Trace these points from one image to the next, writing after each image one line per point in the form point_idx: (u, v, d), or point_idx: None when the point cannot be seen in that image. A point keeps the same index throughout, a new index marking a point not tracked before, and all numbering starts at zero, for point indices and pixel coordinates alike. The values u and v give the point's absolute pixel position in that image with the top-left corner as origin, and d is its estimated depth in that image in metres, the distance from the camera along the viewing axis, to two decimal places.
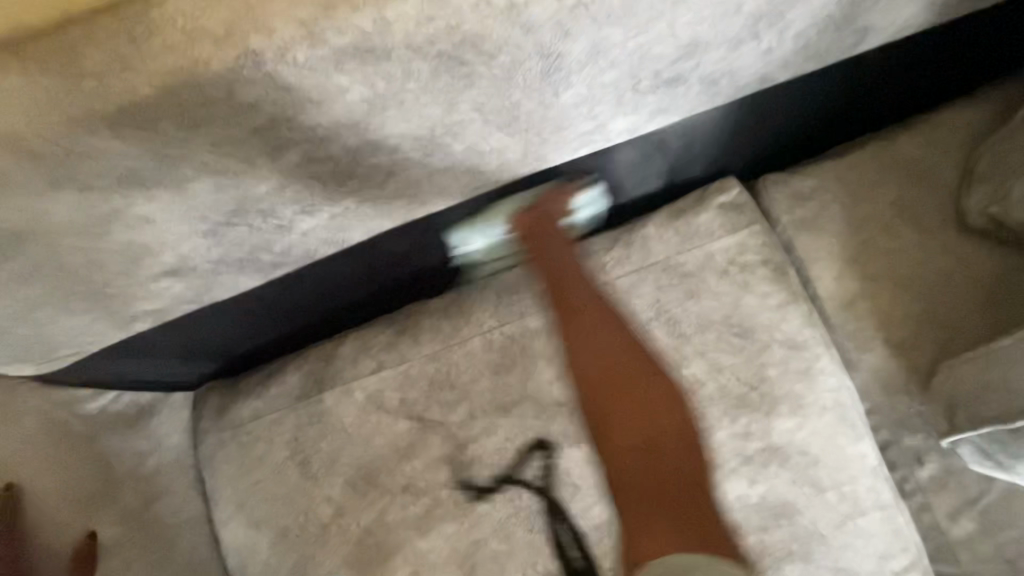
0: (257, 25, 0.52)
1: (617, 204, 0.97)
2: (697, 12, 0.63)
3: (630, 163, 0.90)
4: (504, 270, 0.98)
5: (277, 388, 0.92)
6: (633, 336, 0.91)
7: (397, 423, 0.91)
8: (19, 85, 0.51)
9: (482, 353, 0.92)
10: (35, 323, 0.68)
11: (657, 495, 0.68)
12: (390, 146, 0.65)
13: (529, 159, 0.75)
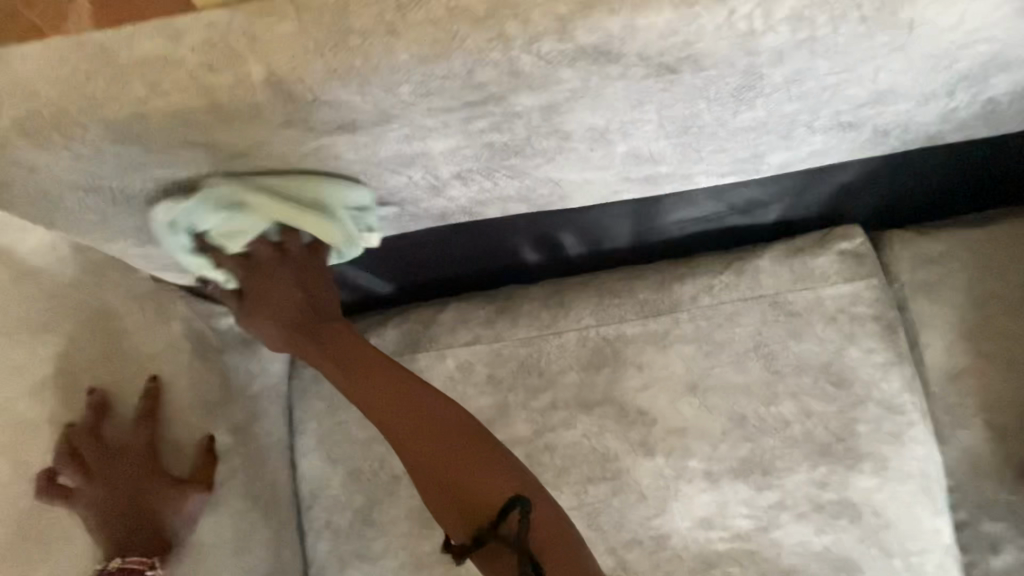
0: (513, 14, 0.53)
1: (728, 232, 0.96)
2: (910, 61, 0.61)
3: (753, 194, 0.89)
4: (601, 273, 0.99)
5: (377, 339, 0.98)
6: (727, 363, 0.91)
7: (481, 397, 0.94)
8: (293, 34, 0.54)
9: (575, 347, 0.94)
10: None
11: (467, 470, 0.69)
12: (566, 131, 0.64)
13: (675, 175, 0.75)
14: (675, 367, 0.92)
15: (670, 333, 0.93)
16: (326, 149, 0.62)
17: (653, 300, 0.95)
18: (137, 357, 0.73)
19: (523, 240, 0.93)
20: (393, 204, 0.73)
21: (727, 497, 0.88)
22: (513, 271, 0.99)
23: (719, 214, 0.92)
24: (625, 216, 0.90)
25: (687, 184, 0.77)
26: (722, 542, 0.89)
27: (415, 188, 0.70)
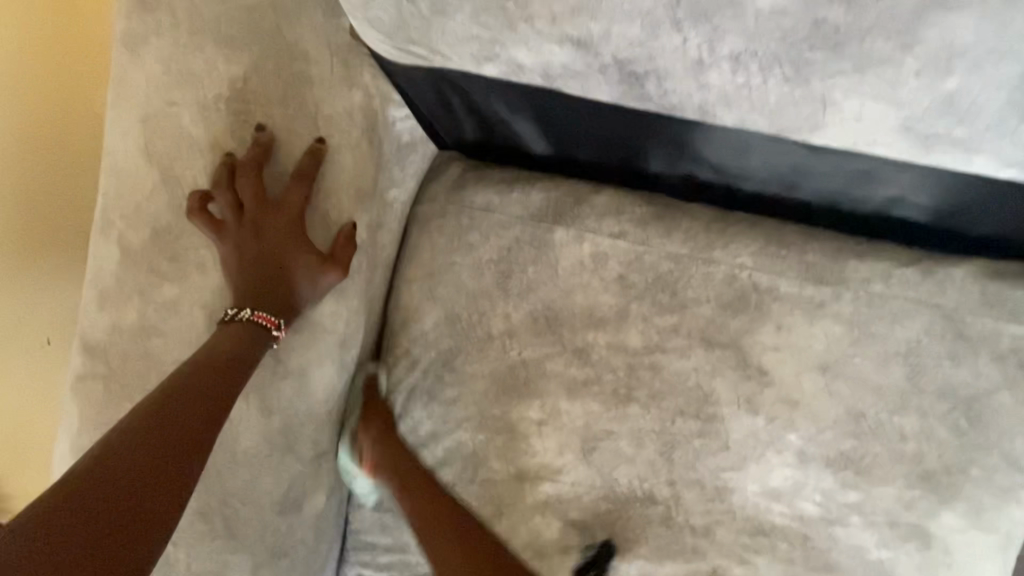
0: None
1: (922, 226, 0.85)
2: None
3: (982, 193, 0.78)
4: (765, 217, 0.90)
5: (518, 197, 0.91)
6: (870, 358, 0.84)
7: (603, 293, 0.89)
8: None
9: (720, 282, 0.87)
10: (439, 8, 0.61)
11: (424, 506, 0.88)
12: (916, 32, 0.55)
13: (962, 145, 0.64)
14: (814, 341, 0.85)
15: (824, 306, 0.85)
16: None
17: (822, 266, 0.86)
18: (316, 115, 0.69)
19: (729, 161, 0.83)
20: (642, 68, 0.63)
21: (807, 480, 0.86)
22: (689, 185, 0.90)
23: (928, 201, 0.81)
24: (853, 177, 0.80)
25: (963, 162, 0.65)
26: (780, 516, 0.88)
27: (679, 58, 0.61)
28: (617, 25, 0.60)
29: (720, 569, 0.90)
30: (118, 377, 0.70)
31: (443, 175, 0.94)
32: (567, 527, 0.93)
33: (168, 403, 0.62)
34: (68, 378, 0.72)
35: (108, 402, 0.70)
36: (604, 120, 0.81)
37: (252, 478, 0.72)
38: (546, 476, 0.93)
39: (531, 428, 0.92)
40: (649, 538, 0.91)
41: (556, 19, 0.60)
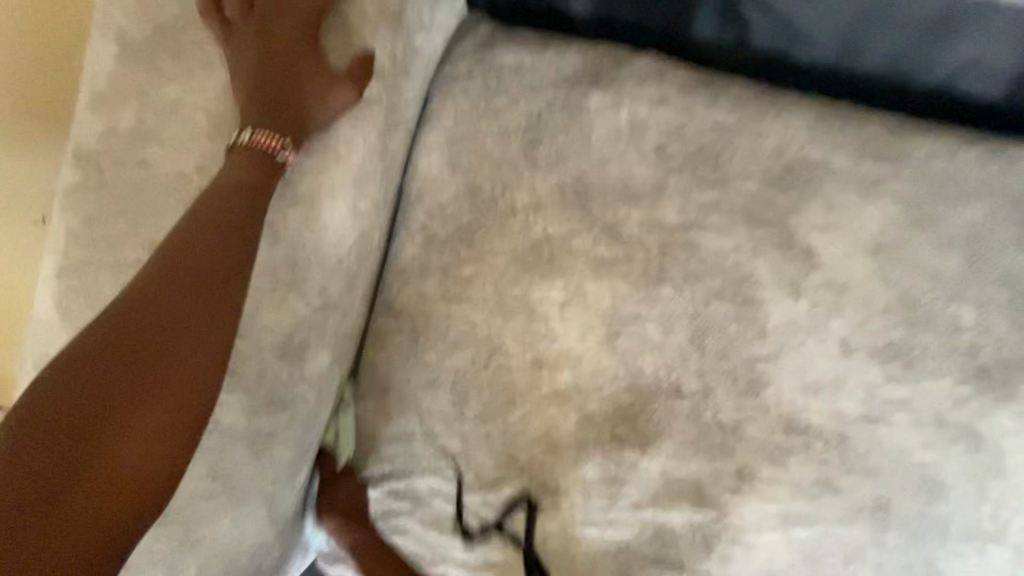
0: None
1: (993, 103, 0.80)
2: None
3: None
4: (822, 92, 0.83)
5: (554, 59, 0.84)
6: (927, 242, 0.78)
7: (640, 166, 0.83)
8: None
9: (767, 156, 0.80)
10: None
11: None
12: None
13: None
14: (867, 221, 0.79)
15: (881, 184, 0.79)
16: None
17: (880, 141, 0.79)
18: None
19: (790, 13, 0.80)
20: None
21: (849, 374, 0.80)
22: (742, 57, 0.84)
23: (998, 62, 0.78)
24: (918, 31, 0.78)
25: None
26: (818, 415, 0.81)
27: None
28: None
29: (748, 470, 0.83)
30: (112, 189, 0.63)
31: (472, 34, 0.87)
32: (585, 420, 0.87)
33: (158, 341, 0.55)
34: (58, 194, 0.66)
35: (99, 217, 0.64)
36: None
37: (252, 312, 0.65)
38: (565, 364, 0.86)
39: (552, 311, 0.86)
40: (673, 435, 0.84)
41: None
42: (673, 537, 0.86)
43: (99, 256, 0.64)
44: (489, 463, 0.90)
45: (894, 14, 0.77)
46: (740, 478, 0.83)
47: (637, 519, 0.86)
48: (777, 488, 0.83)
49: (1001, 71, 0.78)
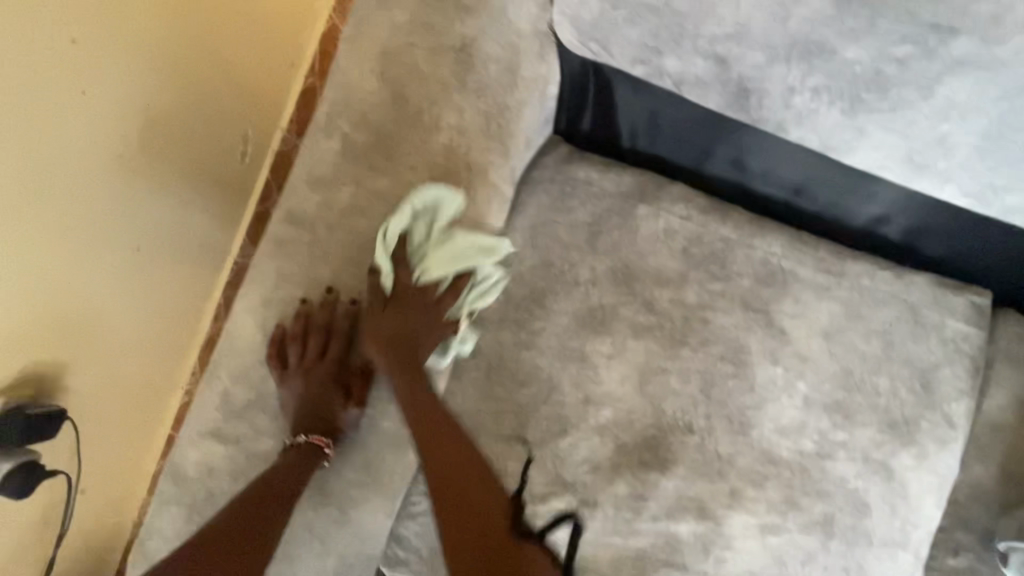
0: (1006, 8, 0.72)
1: (887, 242, 1.19)
2: None
3: (931, 219, 1.13)
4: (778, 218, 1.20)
5: (615, 177, 1.16)
6: (858, 332, 1.14)
7: (670, 260, 1.15)
8: None
9: (757, 263, 1.15)
10: (630, 17, 0.86)
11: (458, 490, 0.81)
12: (936, 95, 0.84)
13: (937, 174, 0.96)
14: (821, 314, 1.14)
15: (829, 289, 1.15)
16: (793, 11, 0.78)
17: (830, 260, 1.16)
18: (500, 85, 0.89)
19: (764, 169, 1.13)
20: (746, 88, 0.91)
21: (809, 421, 1.12)
22: (728, 189, 1.19)
23: (895, 221, 1.15)
24: (844, 193, 1.14)
25: (935, 188, 0.98)
26: (787, 451, 1.12)
27: (780, 85, 0.89)
28: (749, 50, 0.85)
29: (737, 490, 1.12)
30: (319, 244, 0.85)
31: (553, 150, 1.18)
32: (619, 447, 1.12)
33: (265, 489, 0.79)
34: (266, 242, 0.86)
35: (304, 265, 0.85)
36: (698, 123, 1.08)
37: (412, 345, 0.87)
38: (607, 403, 1.13)
39: (601, 360, 1.13)
40: (686, 461, 1.12)
41: (712, 40, 0.86)
42: (681, 543, 1.11)
43: (302, 291, 0.85)
44: (541, 480, 1.12)
45: (834, 180, 1.12)
46: (732, 497, 1.11)
47: (654, 529, 1.11)
48: (757, 505, 1.11)
49: (895, 226, 1.16)
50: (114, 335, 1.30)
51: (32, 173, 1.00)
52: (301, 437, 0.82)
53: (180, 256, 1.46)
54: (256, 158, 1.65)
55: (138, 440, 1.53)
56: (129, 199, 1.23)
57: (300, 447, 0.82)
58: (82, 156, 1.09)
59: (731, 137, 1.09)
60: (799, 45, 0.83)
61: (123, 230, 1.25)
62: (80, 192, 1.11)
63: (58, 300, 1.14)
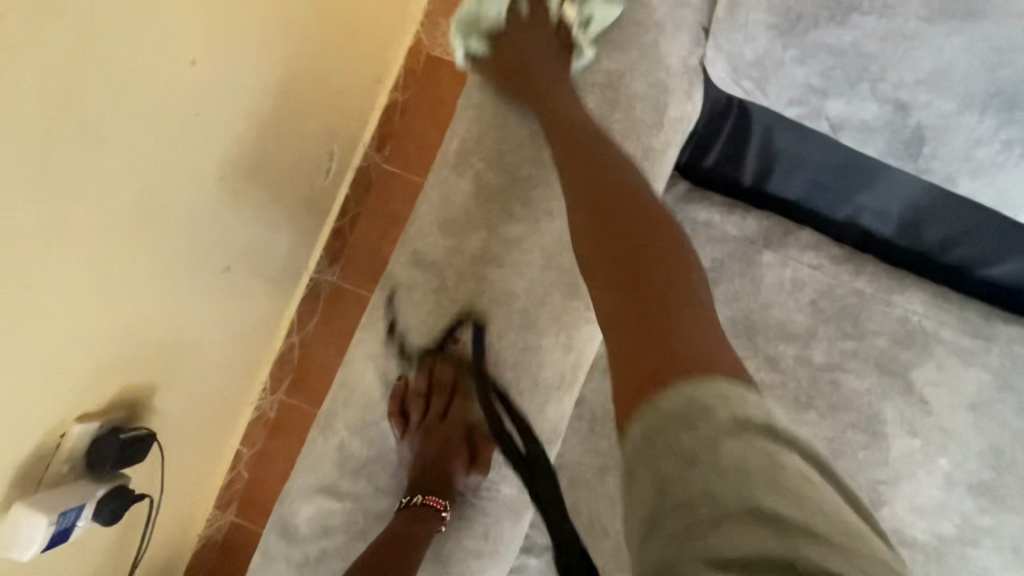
0: None
1: None
2: None
3: None
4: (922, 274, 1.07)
5: (738, 220, 1.07)
6: (1010, 405, 1.02)
7: (797, 313, 1.05)
8: None
9: (896, 321, 1.04)
10: (800, 58, 0.81)
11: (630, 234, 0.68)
12: None
13: None
14: (966, 381, 1.02)
15: (978, 355, 1.03)
16: (1001, 56, 0.74)
17: (978, 323, 1.04)
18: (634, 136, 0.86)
19: (909, 215, 1.03)
20: (922, 137, 0.83)
21: (950, 502, 1.00)
22: (865, 238, 1.08)
23: None
24: (1001, 247, 1.03)
25: None
26: (922, 533, 1.01)
27: (963, 136, 0.81)
28: (938, 97, 0.79)
29: None
30: None
31: (671, 186, 1.09)
32: None
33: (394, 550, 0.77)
34: None
35: None
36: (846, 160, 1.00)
37: None
38: None
39: None
40: None
41: (895, 83, 0.80)
42: None
43: None
44: None
45: (988, 230, 1.02)
46: None
47: None
48: None
49: None
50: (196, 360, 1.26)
51: (136, 198, 0.96)
52: (417, 497, 0.82)
53: (264, 277, 1.42)
54: (339, 176, 1.62)
55: (208, 462, 1.51)
56: (221, 224, 1.19)
57: (419, 507, 0.81)
58: (186, 187, 1.06)
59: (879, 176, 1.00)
60: (1004, 95, 0.77)
61: (216, 259, 1.22)
62: (176, 223, 1.07)
63: (149, 328, 1.10)
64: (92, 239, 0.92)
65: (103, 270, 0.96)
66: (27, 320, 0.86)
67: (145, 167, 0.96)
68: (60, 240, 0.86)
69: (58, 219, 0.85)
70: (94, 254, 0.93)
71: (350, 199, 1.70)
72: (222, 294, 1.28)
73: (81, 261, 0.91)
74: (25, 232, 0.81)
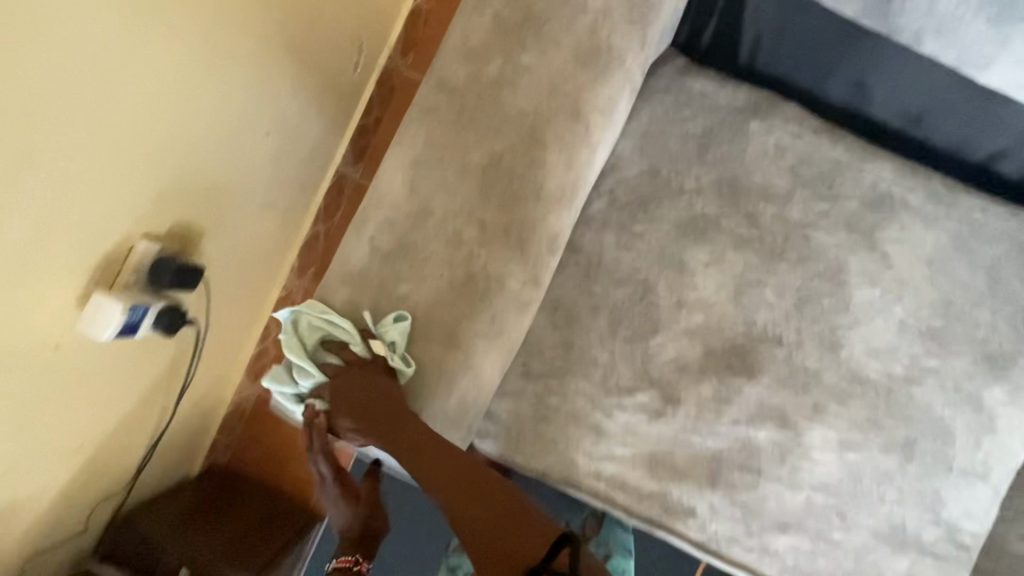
0: None
1: (1004, 180, 1.18)
2: None
3: None
4: (893, 148, 1.18)
5: (730, 91, 1.18)
6: (963, 264, 1.14)
7: (778, 176, 1.16)
8: None
9: (867, 186, 1.15)
10: None
11: (466, 488, 0.80)
12: None
13: None
14: (926, 241, 1.14)
15: (940, 219, 1.14)
16: None
17: (942, 191, 1.15)
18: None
19: (884, 89, 1.14)
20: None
21: (901, 345, 1.13)
22: (843, 114, 1.19)
23: (1017, 153, 1.14)
24: (968, 120, 1.13)
25: None
26: (875, 371, 1.14)
27: None
28: None
29: (820, 404, 1.14)
30: (467, 111, 0.92)
31: (671, 62, 1.20)
32: (707, 351, 1.17)
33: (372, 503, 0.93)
34: (417, 107, 0.94)
35: (449, 128, 0.92)
36: (826, 31, 1.12)
37: (542, 212, 0.94)
38: (700, 308, 1.17)
39: (698, 267, 1.17)
40: (771, 371, 1.15)
41: None
42: (757, 448, 1.15)
43: (448, 153, 0.92)
44: (628, 374, 1.18)
45: (955, 104, 1.13)
46: (814, 410, 1.14)
47: (733, 433, 1.16)
48: (838, 420, 1.14)
49: (1017, 159, 1.15)
50: (237, 211, 1.43)
51: (200, 41, 1.11)
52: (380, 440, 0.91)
53: (296, 148, 1.58)
54: (364, 72, 1.76)
55: (245, 318, 1.70)
56: (264, 86, 1.34)
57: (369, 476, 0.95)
58: (234, 45, 1.19)
59: (855, 47, 1.12)
60: None
61: (251, 127, 1.36)
62: (229, 75, 1.22)
63: (203, 169, 1.26)
64: (166, 73, 1.07)
65: (153, 126, 1.09)
66: (114, 134, 1.02)
67: (208, 16, 1.09)
68: (143, 66, 1.01)
69: (140, 45, 0.99)
70: (167, 87, 1.08)
71: (375, 100, 1.83)
72: (255, 161, 1.42)
73: (133, 114, 1.04)
74: (119, 50, 0.96)
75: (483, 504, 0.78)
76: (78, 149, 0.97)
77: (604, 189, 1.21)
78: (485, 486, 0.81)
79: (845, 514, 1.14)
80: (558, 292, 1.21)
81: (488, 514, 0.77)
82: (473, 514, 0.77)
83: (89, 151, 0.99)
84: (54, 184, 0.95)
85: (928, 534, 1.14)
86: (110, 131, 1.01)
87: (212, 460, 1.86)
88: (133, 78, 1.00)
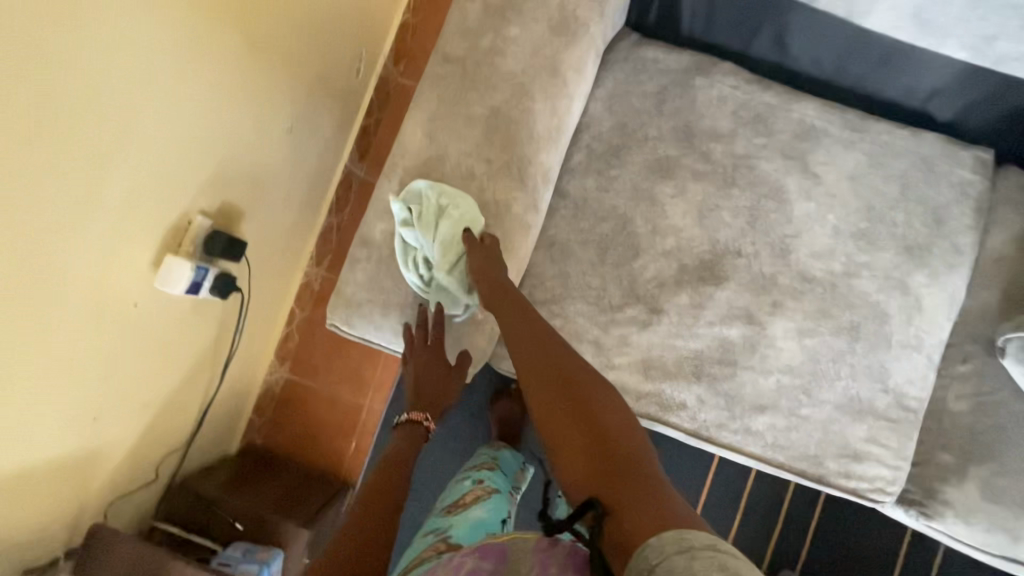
0: None
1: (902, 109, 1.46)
2: None
3: (938, 81, 1.39)
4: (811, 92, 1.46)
5: (676, 56, 1.44)
6: (879, 177, 1.39)
7: (723, 120, 1.42)
8: None
9: (795, 122, 1.41)
10: None
11: (554, 382, 0.87)
12: None
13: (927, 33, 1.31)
14: (847, 161, 1.40)
15: (856, 143, 1.40)
16: None
17: (854, 121, 1.42)
18: None
19: (798, 45, 1.42)
20: None
21: (838, 246, 1.38)
22: (768, 67, 1.47)
23: (908, 87, 1.42)
24: (866, 64, 1.41)
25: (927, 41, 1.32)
26: (819, 270, 1.38)
27: None
28: None
29: (779, 301, 1.37)
30: (469, 75, 1.16)
31: (627, 37, 1.47)
32: (682, 267, 1.40)
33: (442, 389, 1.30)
34: (429, 77, 1.18)
35: (456, 90, 1.16)
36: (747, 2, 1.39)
37: (535, 151, 1.18)
38: (671, 233, 1.40)
39: (666, 199, 1.41)
40: (736, 278, 1.38)
41: None
42: (731, 344, 1.37)
43: (456, 109, 1.16)
44: (618, 292, 1.40)
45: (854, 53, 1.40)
46: (774, 306, 1.37)
47: (711, 332, 1.38)
48: (795, 313, 1.37)
49: (909, 92, 1.43)
50: (268, 195, 1.64)
51: (253, 46, 1.34)
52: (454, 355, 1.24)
53: (313, 142, 1.81)
54: (365, 78, 2.00)
55: (274, 299, 1.89)
56: (293, 85, 1.58)
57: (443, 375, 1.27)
58: (275, 49, 1.43)
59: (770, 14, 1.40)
60: None
61: (281, 120, 1.58)
62: (270, 74, 1.45)
63: (247, 155, 1.48)
64: (229, 71, 1.29)
65: (217, 116, 1.30)
66: (193, 121, 1.23)
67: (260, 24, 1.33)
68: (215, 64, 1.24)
69: (215, 46, 1.22)
70: (230, 83, 1.31)
71: (375, 104, 2.08)
72: (282, 151, 1.64)
73: (207, 104, 1.26)
74: (203, 51, 1.18)
75: (567, 392, 0.85)
76: (171, 133, 1.18)
77: (582, 143, 1.45)
78: (573, 387, 0.85)
79: (811, 392, 1.36)
80: (553, 231, 1.43)
81: (568, 407, 0.82)
82: (552, 414, 0.83)
83: (179, 135, 1.20)
84: (153, 160, 1.16)
85: (880, 402, 1.36)
86: (192, 117, 1.22)
87: (249, 439, 2.02)
88: (209, 73, 1.23)
